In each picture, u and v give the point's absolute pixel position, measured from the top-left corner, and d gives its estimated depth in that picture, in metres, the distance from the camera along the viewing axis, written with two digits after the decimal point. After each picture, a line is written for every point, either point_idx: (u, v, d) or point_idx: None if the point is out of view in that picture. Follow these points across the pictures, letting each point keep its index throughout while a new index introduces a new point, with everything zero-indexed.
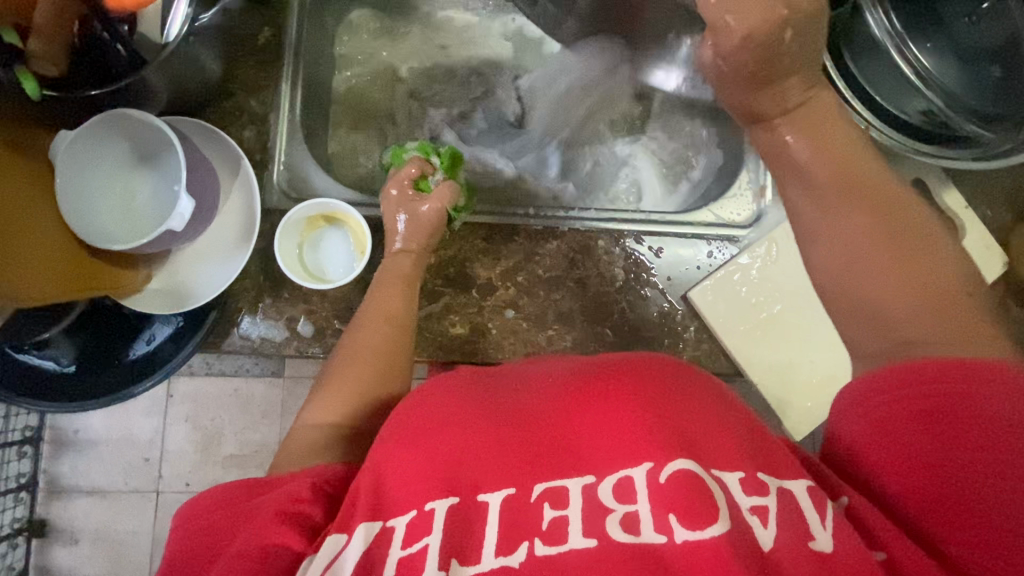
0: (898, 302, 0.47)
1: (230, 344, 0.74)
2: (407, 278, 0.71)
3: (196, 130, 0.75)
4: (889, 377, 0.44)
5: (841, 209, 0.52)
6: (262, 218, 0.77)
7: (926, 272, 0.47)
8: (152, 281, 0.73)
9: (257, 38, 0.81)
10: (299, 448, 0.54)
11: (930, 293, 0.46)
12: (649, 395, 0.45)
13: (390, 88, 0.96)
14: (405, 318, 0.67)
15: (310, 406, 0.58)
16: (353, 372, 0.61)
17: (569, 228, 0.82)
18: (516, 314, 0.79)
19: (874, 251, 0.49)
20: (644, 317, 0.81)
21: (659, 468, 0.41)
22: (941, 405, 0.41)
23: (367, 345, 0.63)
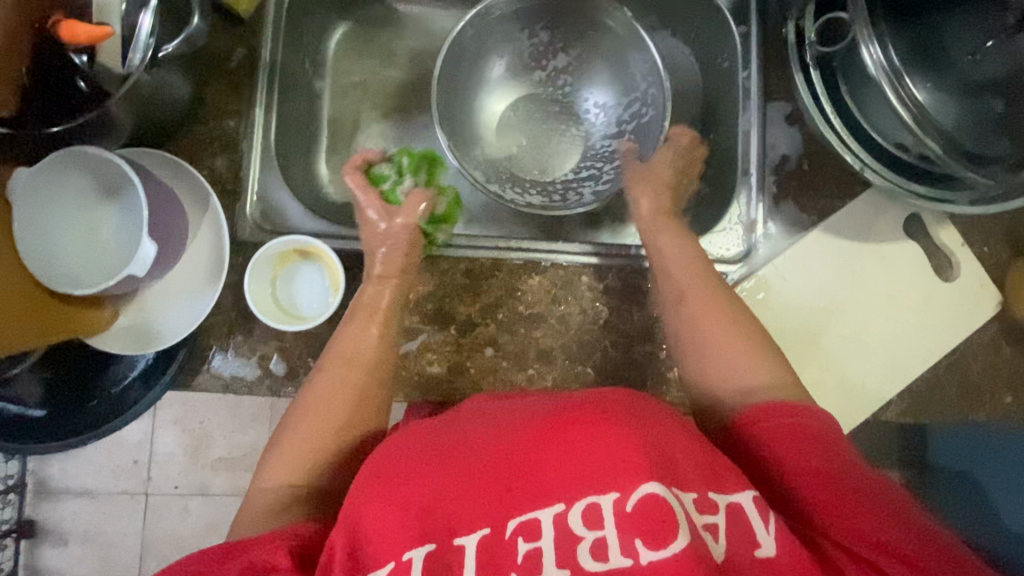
0: (734, 360, 0.60)
1: (202, 381, 0.73)
2: (384, 311, 0.69)
3: (161, 162, 0.72)
4: (759, 412, 0.54)
5: (696, 288, 0.67)
6: (234, 251, 0.75)
7: (749, 338, 0.61)
8: (121, 317, 0.71)
9: (230, 60, 0.79)
10: (260, 512, 0.53)
11: (746, 348, 0.61)
12: (605, 414, 0.46)
13: (373, 103, 0.90)
14: (377, 357, 0.64)
15: (269, 463, 0.56)
16: (315, 427, 0.58)
17: (553, 262, 0.80)
18: (496, 352, 0.78)
19: (716, 321, 0.63)
20: (628, 356, 0.79)
21: (625, 497, 0.42)
22: (799, 423, 0.52)
23: (333, 386, 0.61)
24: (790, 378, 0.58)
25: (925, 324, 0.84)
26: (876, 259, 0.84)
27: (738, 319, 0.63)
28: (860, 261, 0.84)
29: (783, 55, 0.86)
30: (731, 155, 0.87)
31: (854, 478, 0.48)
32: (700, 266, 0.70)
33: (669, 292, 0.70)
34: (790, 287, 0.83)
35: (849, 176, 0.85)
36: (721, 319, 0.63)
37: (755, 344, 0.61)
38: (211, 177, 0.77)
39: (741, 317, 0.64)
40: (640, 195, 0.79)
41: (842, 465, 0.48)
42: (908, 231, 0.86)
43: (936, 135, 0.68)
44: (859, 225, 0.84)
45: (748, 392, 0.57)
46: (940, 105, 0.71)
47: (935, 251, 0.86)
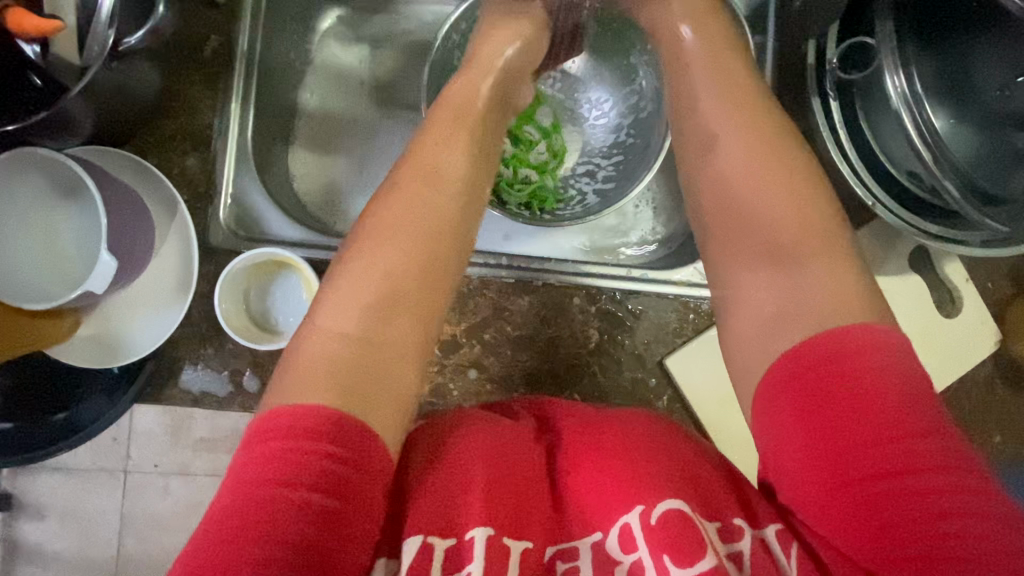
0: (772, 206, 0.53)
1: (171, 396, 0.70)
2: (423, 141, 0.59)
3: (126, 164, 0.67)
4: (796, 359, 0.48)
5: (732, 140, 0.56)
6: (205, 259, 0.70)
7: (800, 194, 0.53)
8: (81, 328, 0.66)
9: (203, 49, 0.73)
10: (320, 357, 0.48)
11: (804, 231, 0.51)
12: (629, 439, 0.55)
13: (360, 96, 0.84)
14: (454, 199, 0.58)
15: (331, 298, 0.51)
16: (391, 257, 0.53)
17: (544, 282, 0.76)
18: (480, 374, 0.75)
19: (756, 179, 0.54)
20: (616, 384, 0.77)
21: (649, 509, 0.49)
22: (836, 398, 0.46)
23: (386, 224, 0.54)
24: (857, 276, 0.50)
25: (921, 360, 0.82)
26: None
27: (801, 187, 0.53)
28: None
29: (799, 70, 0.81)
30: None
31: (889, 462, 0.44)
32: (758, 117, 0.57)
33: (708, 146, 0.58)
34: None
35: (856, 204, 0.81)
36: (774, 185, 0.54)
37: (820, 225, 0.52)
38: (183, 178, 0.71)
39: (795, 172, 0.54)
40: (710, 99, 0.59)
41: (878, 450, 0.44)
42: (913, 262, 0.83)
43: (950, 172, 0.63)
44: (861, 257, 0.81)
45: (797, 261, 0.51)
46: (957, 137, 0.64)
47: (937, 283, 0.84)
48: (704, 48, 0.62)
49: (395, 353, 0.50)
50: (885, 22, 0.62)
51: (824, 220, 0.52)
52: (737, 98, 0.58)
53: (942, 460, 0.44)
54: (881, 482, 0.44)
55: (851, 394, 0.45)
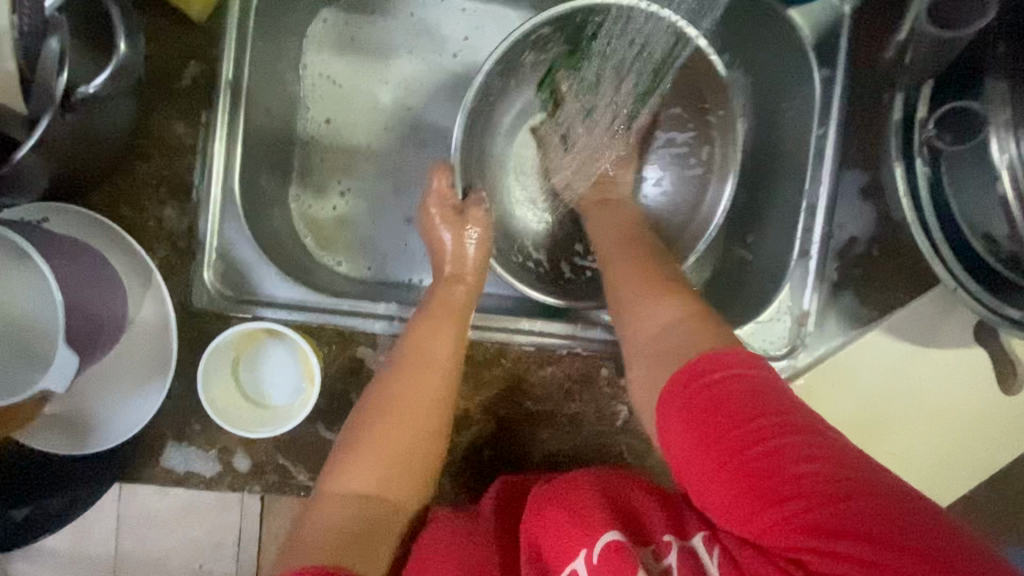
0: (657, 317, 0.55)
1: (150, 478, 0.62)
2: (458, 310, 0.62)
3: (90, 224, 0.59)
4: (674, 391, 0.47)
5: (626, 277, 0.61)
6: (190, 324, 0.62)
7: (686, 305, 0.55)
8: (47, 406, 0.59)
9: (181, 77, 0.63)
10: (326, 522, 0.51)
11: (684, 329, 0.52)
12: (604, 491, 0.49)
13: (364, 126, 0.74)
14: (453, 363, 0.60)
15: (346, 461, 0.55)
16: (399, 432, 0.56)
17: (568, 352, 0.69)
18: (494, 454, 0.68)
19: (654, 300, 0.57)
20: (644, 464, 0.69)
21: (591, 551, 0.44)
22: (722, 395, 0.44)
23: (405, 396, 0.58)
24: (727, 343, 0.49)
25: (982, 438, 0.73)
26: (939, 363, 0.73)
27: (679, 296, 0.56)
28: (920, 366, 0.72)
29: (867, 113, 0.71)
30: (790, 228, 0.72)
31: (778, 450, 0.41)
32: (654, 263, 0.62)
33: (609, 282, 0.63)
34: (840, 395, 0.72)
35: (921, 267, 0.72)
36: (653, 298, 0.57)
37: (700, 316, 0.53)
38: (160, 229, 0.62)
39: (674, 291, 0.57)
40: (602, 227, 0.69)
41: (765, 441, 0.41)
42: None
43: None
44: (926, 325, 0.72)
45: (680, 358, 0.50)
46: None
47: None
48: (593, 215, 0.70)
49: (398, 514, 0.54)
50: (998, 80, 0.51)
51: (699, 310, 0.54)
52: (645, 255, 0.64)
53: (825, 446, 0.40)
54: (777, 478, 0.40)
55: (733, 390, 0.44)
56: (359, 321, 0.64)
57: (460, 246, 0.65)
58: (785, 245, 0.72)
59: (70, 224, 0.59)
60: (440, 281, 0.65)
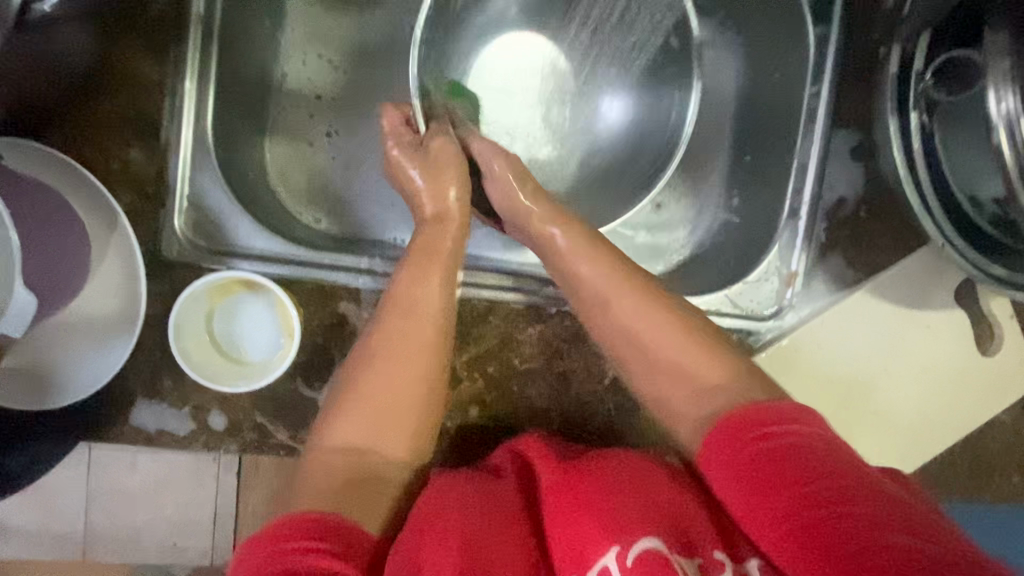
0: (661, 339, 0.55)
1: (118, 437, 0.58)
2: (444, 257, 0.59)
3: (48, 164, 0.55)
4: (726, 426, 0.47)
5: (621, 277, 0.58)
6: (160, 275, 0.59)
7: (683, 322, 0.56)
8: (3, 359, 0.55)
9: (147, 8, 0.58)
10: (322, 473, 0.50)
11: (692, 350, 0.54)
12: (631, 481, 0.48)
13: (344, 73, 0.70)
14: (445, 310, 0.58)
15: (339, 414, 0.53)
16: (391, 382, 0.54)
17: (557, 310, 0.67)
18: (481, 413, 0.66)
19: (651, 317, 0.56)
20: (631, 423, 0.69)
21: (626, 549, 0.42)
22: (790, 449, 0.44)
23: (388, 344, 0.56)
24: (739, 367, 0.52)
25: (954, 399, 0.75)
26: (917, 325, 0.74)
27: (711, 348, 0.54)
28: (900, 327, 0.73)
29: (860, 74, 0.70)
30: (779, 189, 0.72)
31: (850, 506, 0.39)
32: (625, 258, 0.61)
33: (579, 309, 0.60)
34: (822, 354, 0.72)
35: (906, 229, 0.72)
36: (696, 357, 0.53)
37: (703, 331, 0.55)
38: (126, 174, 0.58)
39: (669, 306, 0.57)
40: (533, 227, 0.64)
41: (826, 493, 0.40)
42: (959, 299, 0.74)
43: None
44: (907, 287, 0.73)
45: (697, 385, 0.52)
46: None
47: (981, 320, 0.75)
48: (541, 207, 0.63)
49: (392, 466, 0.53)
50: (998, 29, 0.50)
51: (749, 379, 0.51)
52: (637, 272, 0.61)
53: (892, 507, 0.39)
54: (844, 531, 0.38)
55: (791, 447, 0.44)
56: (339, 274, 0.61)
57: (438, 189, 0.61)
58: (775, 204, 0.72)
59: (25, 164, 0.54)
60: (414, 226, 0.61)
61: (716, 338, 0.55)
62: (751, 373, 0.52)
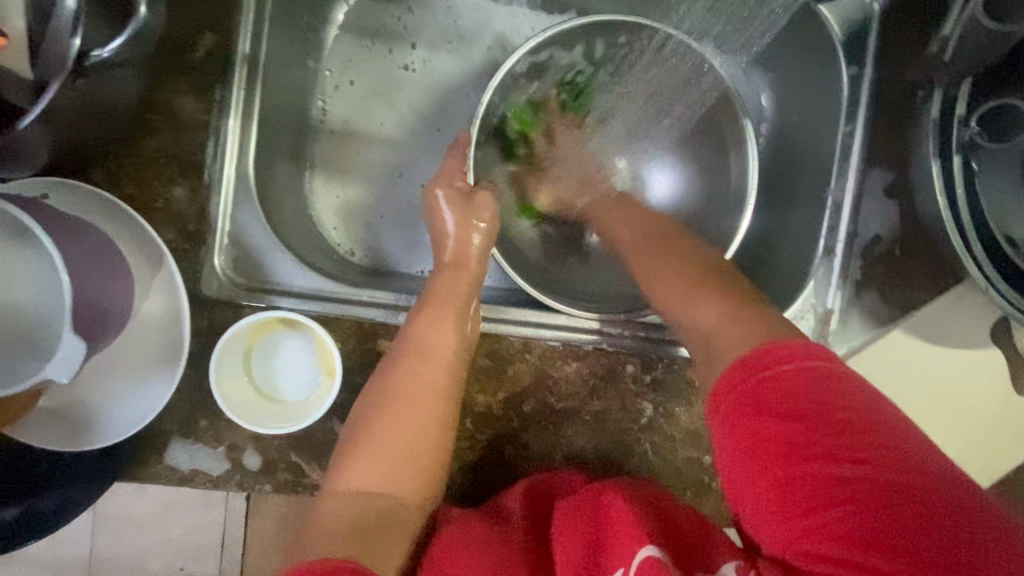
0: (668, 282, 0.58)
1: (152, 478, 0.57)
2: (461, 302, 0.58)
3: (93, 206, 0.55)
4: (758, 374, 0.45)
5: (660, 269, 0.59)
6: (198, 314, 0.58)
7: (684, 265, 0.58)
8: (41, 400, 0.55)
9: (194, 49, 0.59)
10: (334, 518, 0.50)
11: (683, 277, 0.57)
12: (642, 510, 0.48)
13: (386, 112, 0.73)
14: (456, 355, 0.56)
15: (351, 455, 0.53)
16: (402, 425, 0.54)
17: (594, 347, 0.67)
18: (516, 451, 0.65)
19: (658, 258, 0.61)
20: (668, 462, 0.68)
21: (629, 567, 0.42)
22: (830, 411, 0.41)
23: (401, 388, 0.55)
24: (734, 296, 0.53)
25: (993, 438, 0.74)
26: (954, 362, 0.73)
27: (705, 274, 0.56)
28: (939, 366, 0.72)
29: (896, 113, 0.70)
30: (812, 226, 0.72)
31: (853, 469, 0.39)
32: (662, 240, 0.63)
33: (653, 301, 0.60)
34: None
35: (943, 267, 0.72)
36: (695, 293, 0.55)
37: (704, 270, 0.57)
38: (167, 211, 0.58)
39: (689, 251, 0.60)
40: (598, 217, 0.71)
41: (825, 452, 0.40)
42: (995, 335, 0.74)
43: None
44: (942, 323, 0.72)
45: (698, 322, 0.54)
46: None
47: None
48: (620, 231, 0.67)
49: (407, 509, 0.52)
50: None
51: (738, 300, 0.53)
52: (633, 212, 0.68)
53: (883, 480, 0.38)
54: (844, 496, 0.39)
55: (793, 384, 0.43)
56: (377, 312, 0.61)
57: (470, 224, 0.61)
58: (810, 242, 0.72)
59: (70, 207, 0.54)
60: (446, 268, 0.61)
61: (735, 283, 0.55)
62: (743, 294, 0.53)
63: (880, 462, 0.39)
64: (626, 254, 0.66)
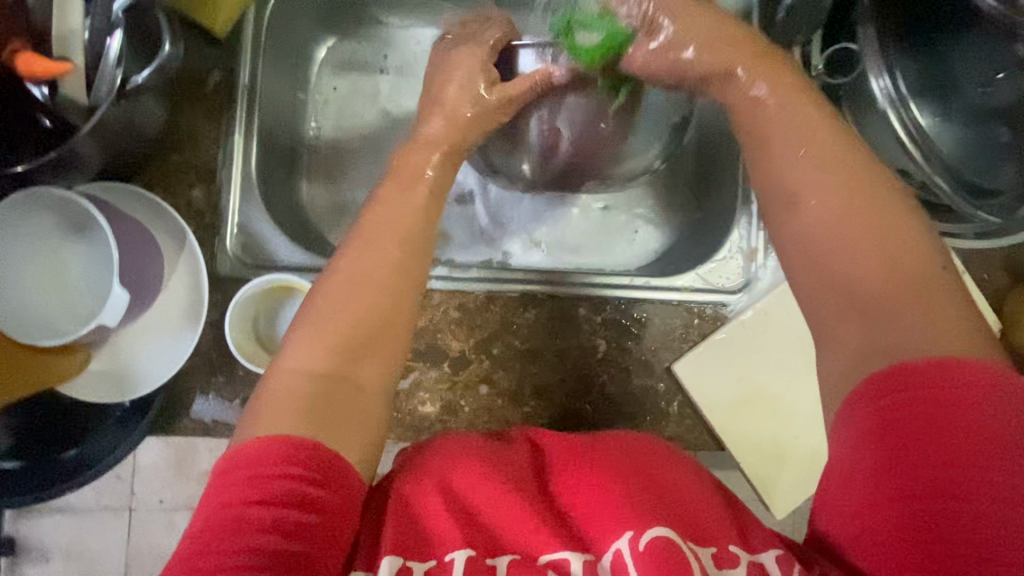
0: (859, 260, 0.49)
1: (180, 428, 0.69)
2: (430, 189, 0.64)
3: (132, 200, 0.69)
4: (899, 379, 0.45)
5: (818, 180, 0.52)
6: (215, 288, 0.71)
7: (887, 230, 0.49)
8: (93, 362, 0.66)
9: (207, 82, 0.75)
10: (291, 395, 0.50)
11: (892, 281, 0.48)
12: (643, 468, 0.55)
13: (365, 127, 0.89)
14: (421, 239, 0.59)
15: (302, 336, 0.53)
16: (362, 295, 0.55)
17: (549, 294, 0.78)
18: (489, 390, 0.75)
19: (839, 205, 0.51)
20: (626, 391, 0.77)
21: (639, 536, 0.50)
22: (984, 434, 0.43)
23: (363, 268, 0.56)
24: (959, 320, 0.46)
25: None
26: None
27: (904, 269, 0.48)
28: None
29: None
30: (729, 181, 0.84)
31: (970, 495, 0.42)
32: (868, 175, 0.52)
33: (777, 205, 0.54)
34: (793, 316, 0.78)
35: None
36: (849, 213, 0.50)
37: (919, 272, 0.48)
38: (189, 209, 0.72)
39: (881, 199, 0.51)
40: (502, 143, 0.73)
41: (950, 476, 0.42)
42: None
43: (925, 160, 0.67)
44: None
45: (894, 322, 0.47)
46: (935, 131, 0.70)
47: None
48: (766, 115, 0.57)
49: (363, 388, 0.53)
50: (866, 26, 0.69)
51: (957, 322, 0.46)
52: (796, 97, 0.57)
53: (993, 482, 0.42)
54: (963, 498, 0.42)
55: (960, 416, 0.43)
56: None
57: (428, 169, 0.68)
58: (731, 194, 0.84)
59: (115, 201, 0.68)
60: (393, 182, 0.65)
61: (948, 287, 0.48)
62: (976, 329, 0.46)
63: (1004, 496, 0.42)
64: (753, 126, 0.58)
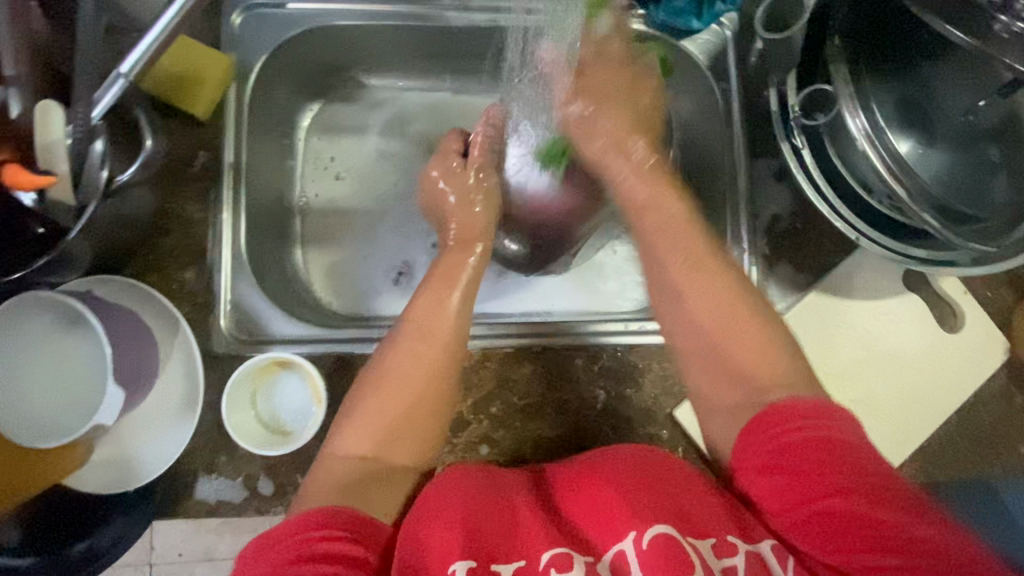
0: (718, 332, 0.58)
1: (186, 511, 0.69)
2: (453, 273, 0.70)
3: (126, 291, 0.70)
4: (776, 411, 0.53)
5: (669, 255, 0.62)
6: (212, 368, 0.72)
7: (743, 307, 0.59)
8: (94, 452, 0.68)
9: (192, 165, 0.76)
10: (336, 475, 0.56)
11: (750, 349, 0.57)
12: (647, 476, 0.56)
13: (353, 187, 0.90)
14: (461, 333, 0.66)
15: (348, 426, 0.60)
16: (406, 387, 0.61)
17: (544, 347, 0.77)
18: (490, 449, 0.74)
19: (691, 279, 0.60)
20: (629, 440, 0.76)
21: (643, 534, 0.50)
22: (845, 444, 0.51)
23: (408, 361, 0.63)
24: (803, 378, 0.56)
25: (930, 377, 0.80)
26: (875, 315, 0.81)
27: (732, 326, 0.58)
28: (859, 317, 0.81)
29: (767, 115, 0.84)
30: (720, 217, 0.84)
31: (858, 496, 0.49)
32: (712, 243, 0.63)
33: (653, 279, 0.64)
34: None
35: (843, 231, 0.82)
36: (691, 269, 0.61)
37: (740, 326, 0.58)
38: (183, 291, 0.73)
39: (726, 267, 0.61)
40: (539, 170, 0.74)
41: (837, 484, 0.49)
42: (909, 284, 0.82)
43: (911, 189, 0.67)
44: (855, 280, 0.81)
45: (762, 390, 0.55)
46: (924, 161, 0.67)
47: (936, 300, 0.82)
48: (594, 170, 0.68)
49: (400, 471, 0.58)
50: (839, 63, 0.69)
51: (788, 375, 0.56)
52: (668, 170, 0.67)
53: (891, 533, 0.47)
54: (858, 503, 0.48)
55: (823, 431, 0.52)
56: (360, 348, 0.74)
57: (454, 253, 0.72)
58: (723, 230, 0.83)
59: (110, 293, 0.69)
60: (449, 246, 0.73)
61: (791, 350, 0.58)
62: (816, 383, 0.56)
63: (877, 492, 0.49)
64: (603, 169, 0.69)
